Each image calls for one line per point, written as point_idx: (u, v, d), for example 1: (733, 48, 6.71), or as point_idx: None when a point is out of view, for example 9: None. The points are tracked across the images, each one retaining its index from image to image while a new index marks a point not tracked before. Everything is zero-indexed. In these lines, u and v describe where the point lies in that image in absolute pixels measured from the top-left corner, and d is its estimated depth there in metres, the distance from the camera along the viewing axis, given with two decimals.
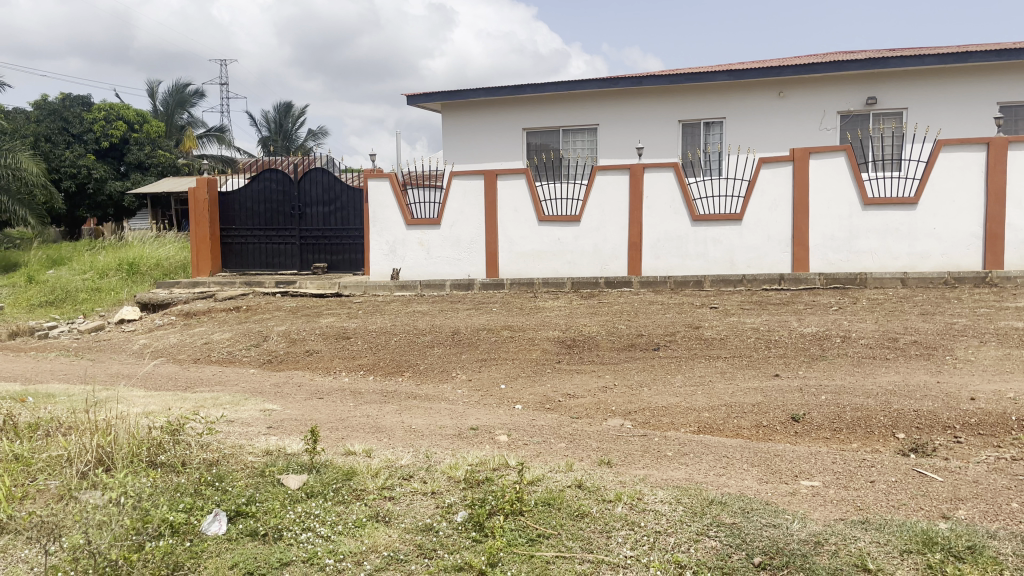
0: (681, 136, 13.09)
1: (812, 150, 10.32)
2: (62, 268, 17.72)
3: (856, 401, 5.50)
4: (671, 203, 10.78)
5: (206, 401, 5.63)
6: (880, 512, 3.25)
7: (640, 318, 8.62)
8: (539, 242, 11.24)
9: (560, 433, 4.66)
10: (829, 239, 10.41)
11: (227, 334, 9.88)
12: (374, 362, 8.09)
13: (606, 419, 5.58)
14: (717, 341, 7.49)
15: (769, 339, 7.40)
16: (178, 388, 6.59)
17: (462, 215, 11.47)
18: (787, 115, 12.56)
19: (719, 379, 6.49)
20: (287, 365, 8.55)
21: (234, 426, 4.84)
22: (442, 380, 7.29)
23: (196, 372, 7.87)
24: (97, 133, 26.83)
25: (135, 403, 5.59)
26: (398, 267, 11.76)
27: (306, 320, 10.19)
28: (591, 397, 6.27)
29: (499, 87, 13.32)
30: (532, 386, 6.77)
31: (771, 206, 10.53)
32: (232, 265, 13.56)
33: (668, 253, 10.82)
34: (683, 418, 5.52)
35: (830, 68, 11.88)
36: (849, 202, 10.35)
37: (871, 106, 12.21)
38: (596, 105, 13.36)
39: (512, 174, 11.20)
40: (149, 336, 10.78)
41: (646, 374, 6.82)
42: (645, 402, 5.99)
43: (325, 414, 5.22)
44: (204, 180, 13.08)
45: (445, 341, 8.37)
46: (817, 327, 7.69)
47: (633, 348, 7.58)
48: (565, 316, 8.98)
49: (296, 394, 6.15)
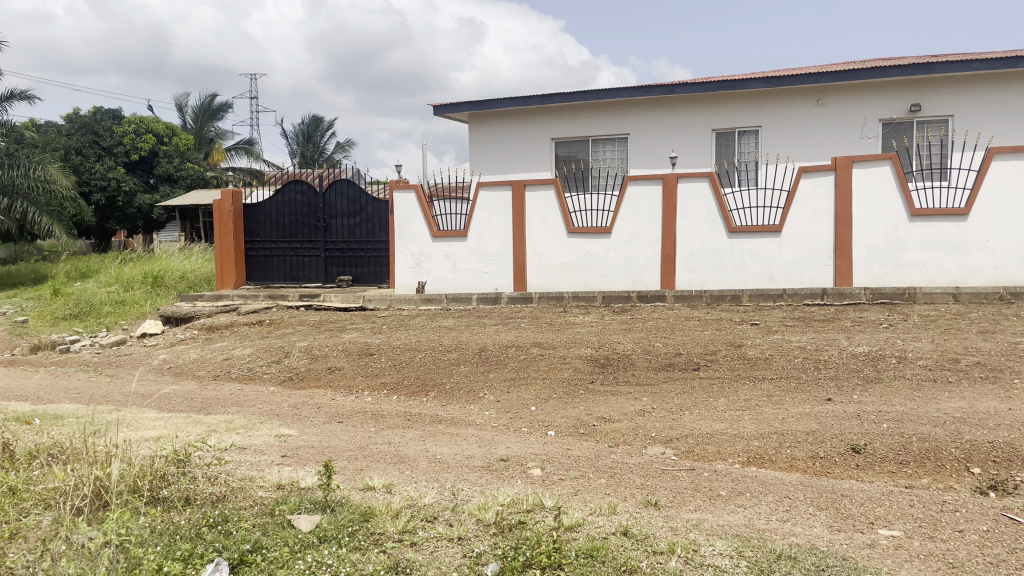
0: (715, 145, 12.64)
1: (855, 159, 9.84)
2: (88, 280, 17.62)
3: (921, 430, 5.03)
4: (706, 215, 10.34)
5: (219, 425, 5.28)
6: (978, 572, 2.81)
7: (677, 335, 8.15)
8: (569, 255, 10.85)
9: (600, 466, 4.24)
10: (873, 251, 9.90)
11: (248, 350, 9.59)
12: (398, 380, 7.74)
13: (645, 447, 5.17)
14: (762, 360, 7.03)
15: (818, 359, 6.92)
16: (192, 409, 6.25)
17: (488, 227, 11.11)
18: (826, 123, 12.07)
19: (767, 403, 6.02)
20: (308, 383, 8.22)
21: (245, 455, 4.48)
22: (469, 402, 6.90)
23: (214, 391, 7.56)
24: (127, 147, 26.94)
25: (146, 427, 5.26)
26: (423, 280, 11.42)
27: (329, 335, 9.87)
28: (629, 422, 5.84)
29: (527, 96, 12.98)
30: (564, 409, 6.35)
31: (812, 217, 10.05)
32: (256, 278, 13.31)
33: (702, 266, 10.38)
34: (730, 446, 5.11)
35: (873, 75, 11.37)
36: (895, 212, 9.83)
37: (915, 113, 11.68)
38: (627, 114, 12.95)
39: (540, 185, 10.83)
40: (169, 351, 10.54)
41: (687, 397, 6.37)
42: (688, 428, 5.55)
43: (343, 441, 4.85)
44: (229, 192, 12.90)
45: (472, 358, 8.00)
46: (869, 347, 7.20)
47: (672, 367, 7.13)
48: (598, 332, 8.55)
49: (315, 417, 5.77)
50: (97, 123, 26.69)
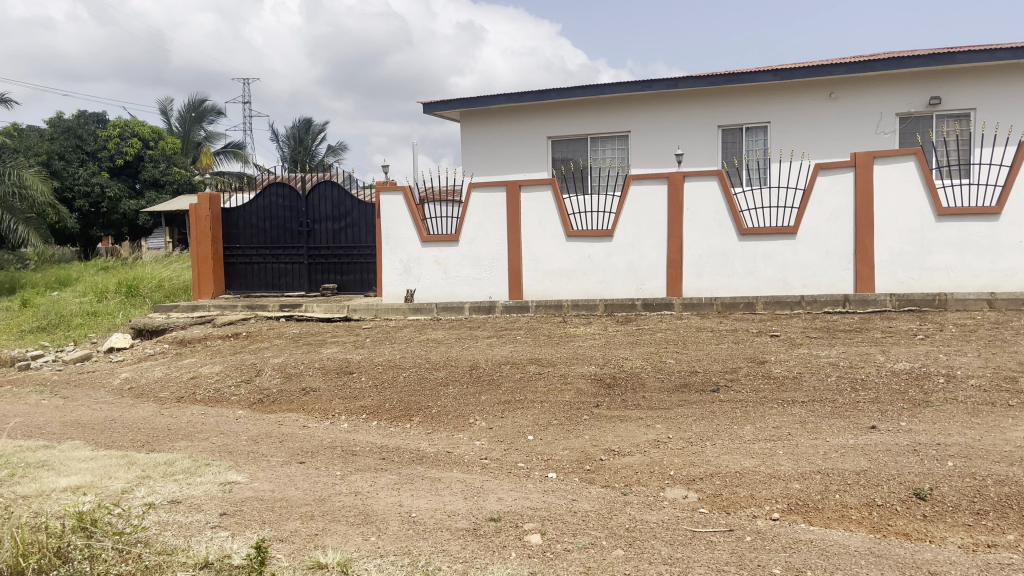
0: (722, 142, 11.82)
1: (877, 154, 9.02)
2: (64, 290, 16.69)
3: (995, 471, 4.22)
4: (715, 216, 9.51)
5: (154, 469, 4.41)
6: None
7: (691, 349, 7.30)
8: (567, 260, 10.02)
9: (616, 528, 3.38)
10: (897, 254, 9.07)
11: (216, 368, 8.72)
12: (379, 404, 6.90)
13: (664, 490, 4.37)
14: (790, 380, 6.18)
15: (854, 379, 6.08)
16: (135, 443, 5.37)
17: (482, 231, 10.28)
18: (840, 118, 11.25)
19: (801, 433, 5.18)
20: (279, 407, 7.36)
21: (175, 514, 3.63)
22: (458, 430, 6.06)
23: (171, 418, 6.69)
24: (111, 151, 26.05)
25: (66, 474, 4.37)
26: (412, 288, 10.59)
27: (306, 351, 8.99)
28: (642, 457, 5.00)
29: (521, 92, 12.16)
30: (566, 440, 5.51)
31: (830, 217, 9.23)
32: (236, 287, 12.48)
33: (712, 271, 9.56)
34: (766, 489, 4.27)
35: (889, 65, 10.57)
36: (920, 212, 9.00)
37: (934, 107, 10.88)
38: (628, 110, 12.13)
39: (537, 185, 10.00)
40: (134, 369, 9.66)
41: (707, 425, 5.53)
42: (713, 465, 4.70)
43: (300, 490, 3.99)
44: (206, 197, 12.07)
45: (461, 378, 7.14)
46: (910, 363, 6.36)
47: (688, 389, 6.28)
48: (601, 346, 7.71)
49: (274, 455, 4.88)
50: (80, 126, 25.83)
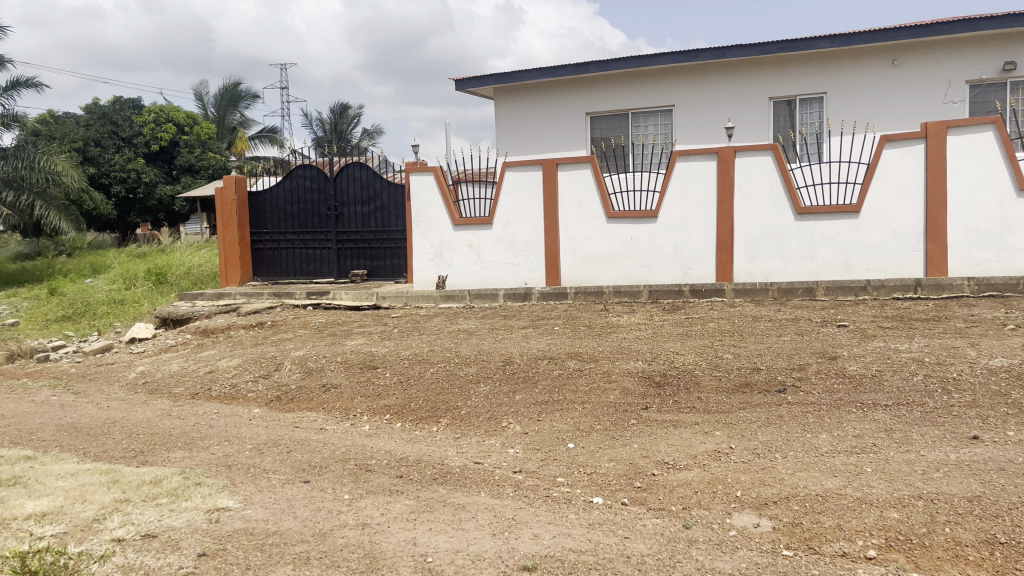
0: (775, 115, 10.93)
1: (950, 124, 8.12)
2: (97, 278, 16.32)
3: None
4: (770, 194, 8.68)
5: (136, 491, 3.81)
6: None
7: (751, 342, 6.54)
8: (607, 243, 9.27)
9: None
10: (973, 234, 8.16)
11: (235, 361, 8.16)
12: (405, 403, 6.27)
13: (730, 517, 3.67)
14: (868, 380, 5.39)
15: (944, 378, 5.27)
16: (130, 453, 4.81)
17: (517, 213, 9.58)
18: (905, 86, 10.27)
19: (888, 444, 4.41)
20: (297, 405, 6.77)
21: (143, 555, 3.01)
22: (489, 435, 5.41)
23: (179, 418, 6.13)
24: (146, 136, 25.83)
25: (36, 496, 3.79)
26: (443, 274, 9.94)
27: (330, 342, 8.40)
28: (702, 472, 4.29)
29: (557, 65, 11.40)
30: (612, 449, 4.81)
31: (899, 194, 8.33)
32: (263, 274, 11.96)
33: (766, 254, 8.74)
34: (856, 519, 3.53)
35: (961, 27, 9.60)
36: (1000, 187, 8.05)
37: (1010, 72, 9.87)
38: (672, 82, 11.29)
39: (574, 163, 9.26)
40: (152, 361, 9.17)
41: (775, 433, 4.79)
42: (788, 486, 3.95)
43: (299, 520, 3.36)
44: (232, 180, 11.50)
45: (493, 374, 6.47)
46: (1008, 359, 5.51)
47: (749, 389, 5.53)
48: (648, 338, 6.98)
49: (279, 471, 4.28)
50: (116, 113, 25.65)
